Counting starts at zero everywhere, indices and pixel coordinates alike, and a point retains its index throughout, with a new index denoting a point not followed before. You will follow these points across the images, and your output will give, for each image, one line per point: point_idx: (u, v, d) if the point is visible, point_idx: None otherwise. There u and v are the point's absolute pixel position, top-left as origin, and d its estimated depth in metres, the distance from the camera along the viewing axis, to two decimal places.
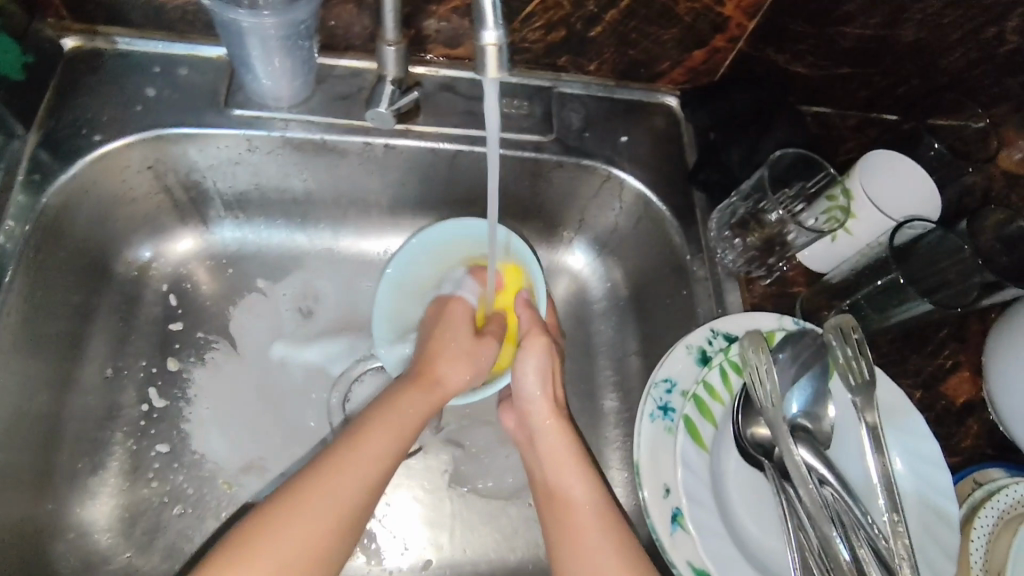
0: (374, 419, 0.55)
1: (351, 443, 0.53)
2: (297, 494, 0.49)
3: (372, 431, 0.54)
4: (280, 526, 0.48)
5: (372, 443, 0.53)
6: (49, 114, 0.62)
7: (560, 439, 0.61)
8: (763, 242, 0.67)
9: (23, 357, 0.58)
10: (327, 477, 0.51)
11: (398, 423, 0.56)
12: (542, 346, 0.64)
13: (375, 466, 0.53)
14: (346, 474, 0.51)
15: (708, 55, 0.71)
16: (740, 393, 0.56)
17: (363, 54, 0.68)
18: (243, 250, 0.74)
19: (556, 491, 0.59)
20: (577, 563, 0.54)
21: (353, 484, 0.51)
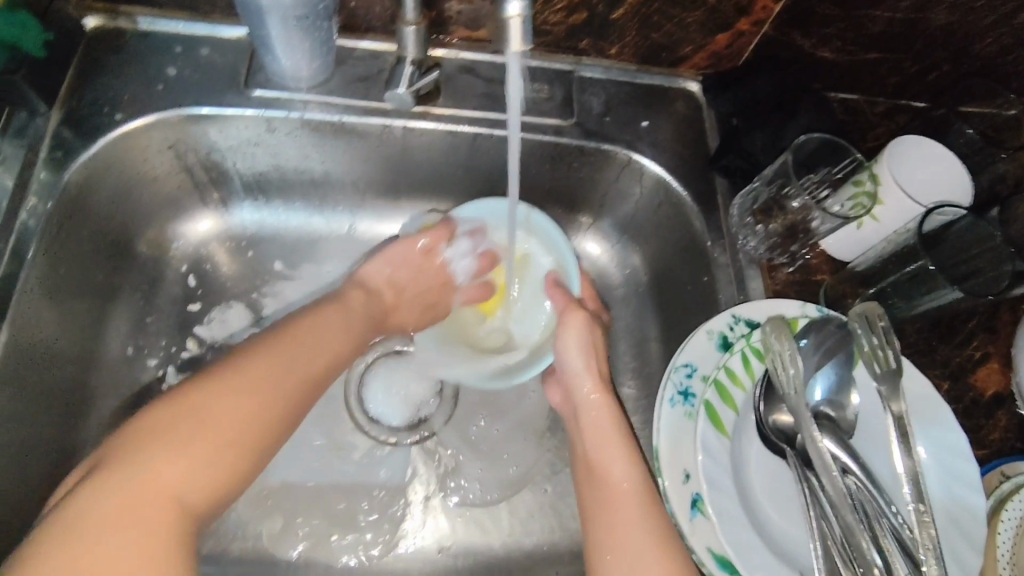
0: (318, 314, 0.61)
1: (282, 337, 0.57)
2: (254, 354, 0.54)
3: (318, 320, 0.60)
4: (243, 378, 0.52)
5: (321, 332, 0.60)
6: (70, 93, 0.62)
7: (606, 417, 0.61)
8: (786, 228, 0.66)
9: (46, 334, 0.58)
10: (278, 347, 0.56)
11: (346, 322, 0.63)
12: (582, 323, 0.64)
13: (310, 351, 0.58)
14: (295, 345, 0.57)
15: (732, 40, 0.69)
16: (762, 380, 0.55)
17: (383, 36, 0.67)
18: (261, 232, 0.74)
19: (599, 469, 0.59)
20: (613, 539, 0.53)
21: (302, 354, 0.57)
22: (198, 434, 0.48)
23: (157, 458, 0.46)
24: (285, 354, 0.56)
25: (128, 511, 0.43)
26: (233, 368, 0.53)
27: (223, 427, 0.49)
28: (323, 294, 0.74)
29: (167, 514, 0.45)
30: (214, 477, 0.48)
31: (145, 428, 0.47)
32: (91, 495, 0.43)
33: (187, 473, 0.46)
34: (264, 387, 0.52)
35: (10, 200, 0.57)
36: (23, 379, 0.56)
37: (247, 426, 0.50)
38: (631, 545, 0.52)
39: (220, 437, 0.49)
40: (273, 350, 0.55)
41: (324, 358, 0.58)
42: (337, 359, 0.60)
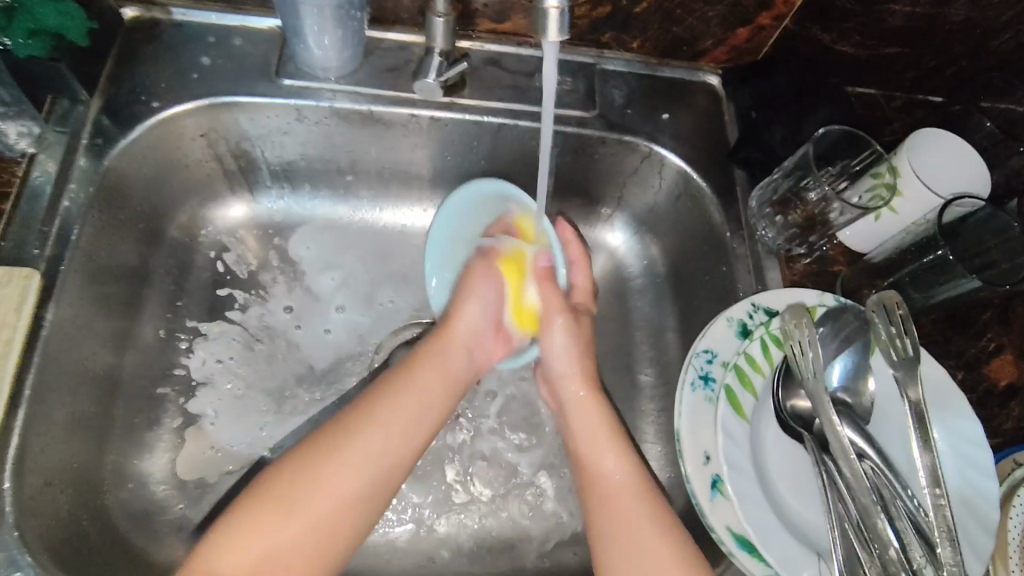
0: (396, 392, 0.56)
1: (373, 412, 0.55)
2: (327, 455, 0.51)
3: (397, 397, 0.56)
4: (325, 463, 0.51)
5: (399, 412, 0.55)
6: (109, 81, 0.64)
7: (600, 415, 0.63)
8: (804, 220, 0.67)
9: (86, 315, 0.60)
10: (355, 443, 0.52)
11: (431, 392, 0.58)
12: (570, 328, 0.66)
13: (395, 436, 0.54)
14: (368, 439, 0.53)
15: (752, 34, 0.70)
16: (781, 367, 0.56)
17: (411, 28, 0.69)
18: (288, 219, 0.76)
19: (594, 468, 0.59)
20: (613, 534, 0.54)
21: (377, 450, 0.53)
22: (263, 548, 0.47)
23: (218, 557, 0.47)
24: (356, 450, 0.52)
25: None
26: (323, 445, 0.52)
27: (291, 516, 0.49)
28: (347, 280, 0.75)
29: None
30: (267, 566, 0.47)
31: (225, 523, 0.48)
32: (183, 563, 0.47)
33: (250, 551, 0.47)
34: (336, 502, 0.50)
35: (53, 185, 0.59)
36: (66, 359, 0.57)
37: (311, 547, 0.49)
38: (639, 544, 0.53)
39: (283, 554, 0.48)
40: (347, 449, 0.52)
41: (404, 452, 0.54)
42: (418, 441, 0.55)
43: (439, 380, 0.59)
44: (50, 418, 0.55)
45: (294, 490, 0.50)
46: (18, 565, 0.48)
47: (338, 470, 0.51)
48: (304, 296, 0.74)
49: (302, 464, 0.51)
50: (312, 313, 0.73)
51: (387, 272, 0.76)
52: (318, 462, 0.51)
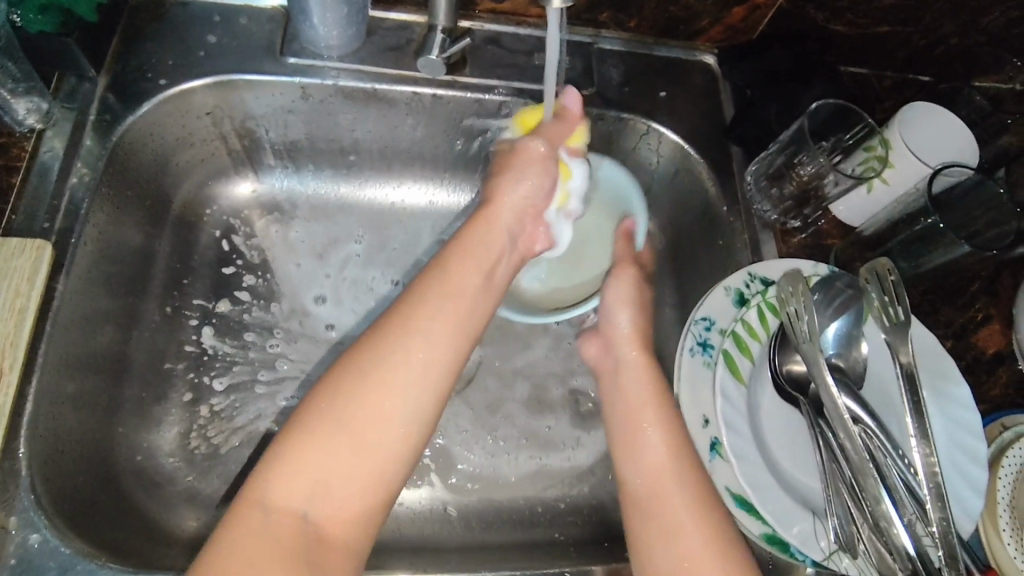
0: (431, 293, 0.52)
1: (410, 318, 0.50)
2: (368, 363, 0.47)
3: (430, 302, 0.51)
4: (370, 377, 0.46)
5: (438, 312, 0.51)
6: (115, 59, 0.65)
7: (652, 401, 0.59)
8: (799, 193, 0.68)
9: (95, 291, 0.61)
10: (397, 347, 0.48)
11: (465, 294, 0.53)
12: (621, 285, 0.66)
13: (439, 338, 0.50)
14: (410, 347, 0.48)
15: (748, 13, 0.71)
16: (778, 332, 0.58)
17: (411, 8, 0.70)
18: (290, 199, 0.77)
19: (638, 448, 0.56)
20: (649, 515, 0.52)
21: (421, 352, 0.48)
22: (318, 471, 0.43)
23: (269, 491, 0.43)
24: (398, 357, 0.48)
25: (260, 537, 0.41)
26: (365, 359, 0.47)
27: (346, 436, 0.44)
28: (350, 257, 0.76)
29: (295, 531, 0.42)
30: (336, 497, 0.43)
31: (269, 457, 0.44)
32: (230, 515, 0.42)
33: (310, 485, 0.43)
34: (388, 410, 0.46)
35: (62, 161, 0.60)
36: (76, 332, 0.58)
37: (370, 465, 0.44)
38: (677, 537, 0.50)
39: (340, 473, 0.44)
40: (388, 355, 0.47)
41: (451, 355, 0.50)
42: (466, 343, 0.51)
43: (475, 278, 0.55)
44: (62, 390, 0.56)
45: (341, 404, 0.45)
46: (36, 527, 0.49)
47: (384, 376, 0.47)
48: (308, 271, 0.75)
49: (343, 376, 0.47)
50: (311, 288, 0.74)
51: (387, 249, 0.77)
52: (359, 372, 0.47)
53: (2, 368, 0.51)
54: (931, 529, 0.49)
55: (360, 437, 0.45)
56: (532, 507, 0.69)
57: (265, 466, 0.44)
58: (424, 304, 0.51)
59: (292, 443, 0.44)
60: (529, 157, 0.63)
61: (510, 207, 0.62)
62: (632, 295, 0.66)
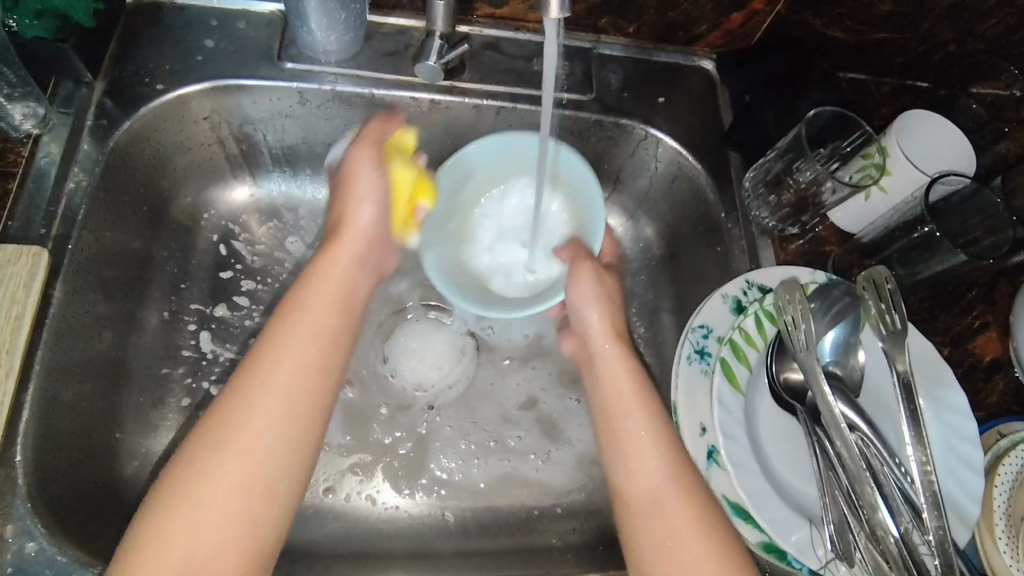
0: (285, 335, 0.51)
1: (266, 364, 0.49)
2: (223, 420, 0.47)
3: (286, 344, 0.51)
4: (229, 430, 0.46)
5: (301, 331, 0.52)
6: (113, 64, 0.64)
7: (639, 400, 0.56)
8: (797, 201, 0.68)
9: (92, 297, 0.60)
10: (258, 379, 0.49)
11: (321, 332, 0.53)
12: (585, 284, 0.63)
13: (295, 380, 0.49)
14: (269, 394, 0.48)
15: (746, 19, 0.71)
16: (775, 340, 0.58)
17: (410, 13, 0.70)
18: (287, 203, 0.77)
19: (630, 454, 0.53)
20: (647, 515, 0.50)
21: (279, 396, 0.48)
22: (189, 535, 0.43)
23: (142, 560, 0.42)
24: (255, 406, 0.48)
25: None
26: (223, 414, 0.47)
27: (213, 494, 0.45)
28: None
29: None
30: (210, 557, 0.43)
31: (139, 522, 0.44)
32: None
33: (182, 550, 0.43)
34: (250, 440, 0.46)
35: (58, 167, 0.59)
36: (74, 337, 0.58)
37: (246, 490, 0.45)
38: (677, 538, 0.48)
39: (210, 534, 0.44)
40: (245, 403, 0.48)
41: (316, 386, 0.50)
42: (337, 347, 0.53)
43: (342, 290, 0.57)
44: (59, 397, 0.56)
45: (201, 465, 0.45)
46: (32, 535, 0.48)
47: (241, 410, 0.47)
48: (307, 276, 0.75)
49: (204, 419, 0.47)
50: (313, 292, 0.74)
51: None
52: (218, 427, 0.47)
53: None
54: (927, 537, 0.49)
55: (227, 491, 0.45)
56: (530, 511, 0.69)
57: (134, 534, 0.43)
58: (277, 348, 0.50)
59: (157, 510, 0.44)
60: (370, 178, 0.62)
61: (359, 238, 0.60)
62: (604, 295, 0.63)
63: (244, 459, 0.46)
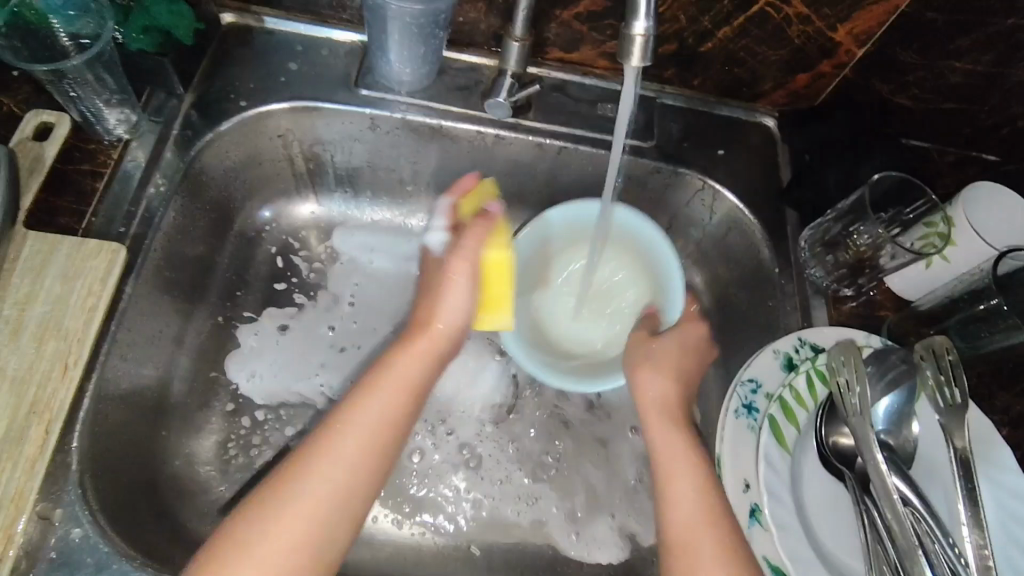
0: (355, 417, 0.53)
1: (330, 445, 0.51)
2: (283, 489, 0.49)
3: (355, 425, 0.52)
4: (288, 502, 0.48)
5: (348, 441, 0.51)
6: (203, 79, 0.68)
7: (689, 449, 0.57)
8: (854, 262, 0.67)
9: (157, 297, 0.62)
10: (294, 486, 0.49)
11: (388, 419, 0.54)
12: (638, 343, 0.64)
13: (359, 464, 0.51)
14: (331, 472, 0.50)
15: (812, 80, 0.74)
16: (826, 402, 0.57)
17: (483, 51, 0.73)
18: (344, 222, 0.79)
19: (672, 495, 0.54)
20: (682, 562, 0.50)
21: (342, 473, 0.50)
22: None
23: None
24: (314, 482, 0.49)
25: None
26: (285, 484, 0.49)
27: (266, 560, 0.46)
28: (380, 291, 0.77)
29: None
30: None
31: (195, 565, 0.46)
32: None
33: None
34: (267, 553, 0.46)
35: (143, 171, 0.62)
36: (136, 334, 0.59)
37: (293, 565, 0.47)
38: None
39: None
40: (308, 475, 0.49)
41: (374, 473, 0.52)
42: (400, 432, 0.54)
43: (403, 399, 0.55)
44: (117, 390, 0.57)
45: (257, 530, 0.47)
46: (78, 521, 0.47)
47: (271, 516, 0.47)
48: (323, 309, 0.75)
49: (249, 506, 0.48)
50: (324, 331, 0.73)
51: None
52: (278, 495, 0.48)
53: (67, 363, 0.50)
54: None
55: (277, 561, 0.46)
56: (556, 551, 0.68)
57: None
58: (345, 430, 0.52)
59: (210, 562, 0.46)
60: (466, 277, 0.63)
61: (439, 336, 0.61)
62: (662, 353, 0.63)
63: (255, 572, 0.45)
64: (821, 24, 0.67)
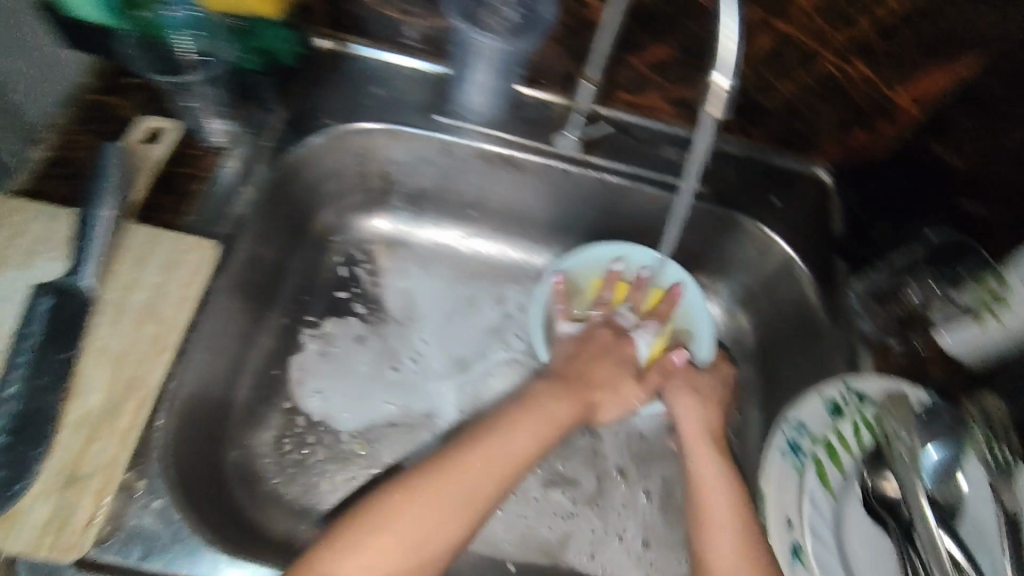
0: (496, 435, 0.59)
1: (474, 452, 0.57)
2: (423, 478, 0.55)
3: (497, 442, 0.59)
4: (430, 492, 0.54)
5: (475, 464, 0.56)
6: (297, 96, 0.72)
7: (727, 482, 0.63)
8: (904, 315, 0.69)
9: (238, 294, 0.66)
10: (437, 480, 0.55)
11: (520, 444, 0.60)
12: (682, 377, 0.72)
13: (494, 477, 0.57)
14: (470, 475, 0.56)
15: (871, 140, 0.75)
16: (872, 450, 0.58)
17: (552, 87, 0.76)
18: (409, 240, 0.83)
19: (712, 529, 0.59)
20: None
21: (477, 478, 0.56)
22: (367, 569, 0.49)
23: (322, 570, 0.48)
24: (456, 480, 0.55)
25: None
26: (429, 477, 0.55)
27: (401, 544, 0.51)
28: (443, 305, 0.81)
29: None
30: None
31: (328, 540, 0.51)
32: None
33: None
34: (374, 543, 0.50)
35: (235, 178, 0.67)
36: (219, 328, 0.64)
37: (419, 555, 0.51)
38: None
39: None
40: (450, 471, 0.55)
41: (502, 486, 0.57)
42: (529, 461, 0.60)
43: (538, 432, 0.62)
44: (198, 377, 0.61)
45: (398, 513, 0.52)
46: (157, 494, 0.50)
47: (389, 512, 0.52)
48: (384, 356, 0.77)
49: (393, 490, 0.54)
50: (387, 373, 0.76)
51: (502, 347, 0.80)
52: (422, 485, 0.54)
53: (162, 347, 0.54)
54: None
55: (411, 545, 0.51)
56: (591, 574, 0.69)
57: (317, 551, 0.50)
58: (487, 445, 0.58)
59: (350, 532, 0.51)
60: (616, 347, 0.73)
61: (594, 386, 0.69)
62: (704, 385, 0.72)
63: (388, 548, 0.50)
64: (878, 83, 0.70)
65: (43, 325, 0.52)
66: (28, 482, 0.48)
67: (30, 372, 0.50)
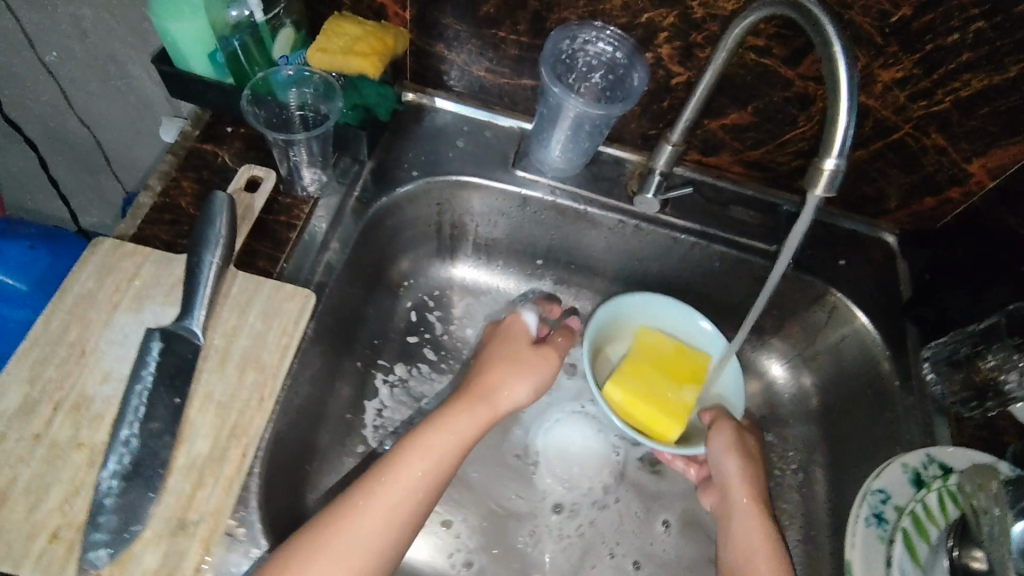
0: (375, 482, 0.57)
1: (353, 505, 0.55)
2: (310, 540, 0.52)
3: (375, 492, 0.56)
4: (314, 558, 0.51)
5: (379, 503, 0.55)
6: (382, 147, 0.75)
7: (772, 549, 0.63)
8: (979, 386, 0.68)
9: (324, 339, 0.68)
10: (322, 542, 0.52)
11: (400, 486, 0.57)
12: (728, 431, 0.70)
13: (379, 527, 0.54)
14: (354, 530, 0.53)
15: (938, 204, 0.77)
16: (959, 520, 0.57)
17: (630, 148, 0.80)
18: (479, 287, 0.86)
19: None
20: None
21: (361, 532, 0.53)
22: None
23: None
24: (343, 540, 0.53)
25: None
26: (313, 541, 0.52)
27: None
28: None
29: None
30: None
31: None
32: None
33: None
34: None
35: (325, 229, 0.69)
36: (309, 372, 0.65)
37: None
38: None
39: None
40: (334, 530, 0.53)
41: (387, 534, 0.55)
42: (414, 499, 0.57)
43: (421, 471, 0.58)
44: (290, 421, 0.63)
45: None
46: (256, 542, 0.52)
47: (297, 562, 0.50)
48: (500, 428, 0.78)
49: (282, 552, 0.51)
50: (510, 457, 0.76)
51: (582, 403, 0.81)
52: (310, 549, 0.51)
53: (263, 395, 0.56)
54: None
55: None
56: None
57: None
58: (369, 494, 0.56)
59: None
60: (514, 346, 0.70)
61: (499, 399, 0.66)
62: (747, 445, 0.70)
63: None
64: (955, 155, 0.71)
65: (155, 370, 0.55)
66: (141, 527, 0.49)
67: (144, 416, 0.52)
